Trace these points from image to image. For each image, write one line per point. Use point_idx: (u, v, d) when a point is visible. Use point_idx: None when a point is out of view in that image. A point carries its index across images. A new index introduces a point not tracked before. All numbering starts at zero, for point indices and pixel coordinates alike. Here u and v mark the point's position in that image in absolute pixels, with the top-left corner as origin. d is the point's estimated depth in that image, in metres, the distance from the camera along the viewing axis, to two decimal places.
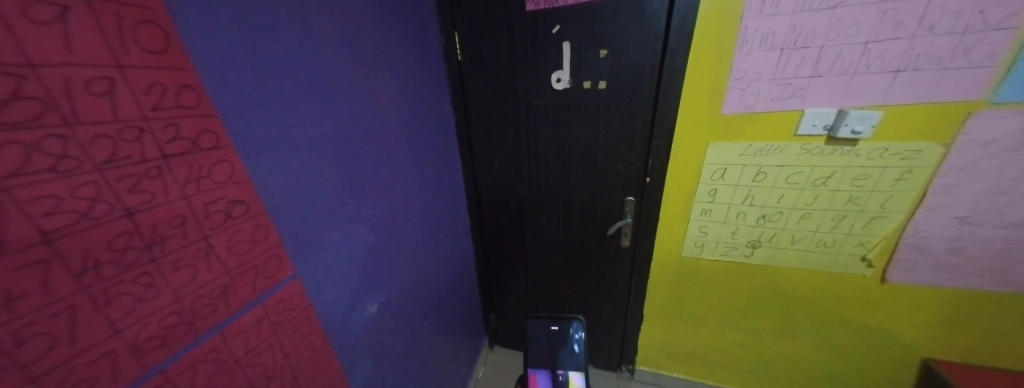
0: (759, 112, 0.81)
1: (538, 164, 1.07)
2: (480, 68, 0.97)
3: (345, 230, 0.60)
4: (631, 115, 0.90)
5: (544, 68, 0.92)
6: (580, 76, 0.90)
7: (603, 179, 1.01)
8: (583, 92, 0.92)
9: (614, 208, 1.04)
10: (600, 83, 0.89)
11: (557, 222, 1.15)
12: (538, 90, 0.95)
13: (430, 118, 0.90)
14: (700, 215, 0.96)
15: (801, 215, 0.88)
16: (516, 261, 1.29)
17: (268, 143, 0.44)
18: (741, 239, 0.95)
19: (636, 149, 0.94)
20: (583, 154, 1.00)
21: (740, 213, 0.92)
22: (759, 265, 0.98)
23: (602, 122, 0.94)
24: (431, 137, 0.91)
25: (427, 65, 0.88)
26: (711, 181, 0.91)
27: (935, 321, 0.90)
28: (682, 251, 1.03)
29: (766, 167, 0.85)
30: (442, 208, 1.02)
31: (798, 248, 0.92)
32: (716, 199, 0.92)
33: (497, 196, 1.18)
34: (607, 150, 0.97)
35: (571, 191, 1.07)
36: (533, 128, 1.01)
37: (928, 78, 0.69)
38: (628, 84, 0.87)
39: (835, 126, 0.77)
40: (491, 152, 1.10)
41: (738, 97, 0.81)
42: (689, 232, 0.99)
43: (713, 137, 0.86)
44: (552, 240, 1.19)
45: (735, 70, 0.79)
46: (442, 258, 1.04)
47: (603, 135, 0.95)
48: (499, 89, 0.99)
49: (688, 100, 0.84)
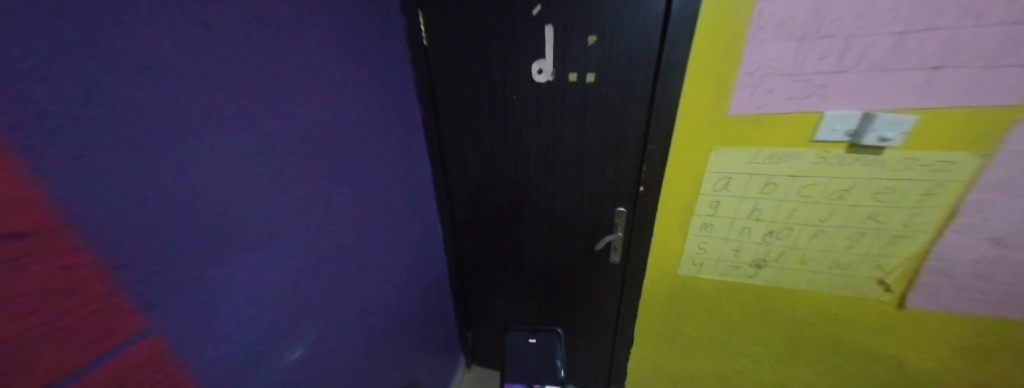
0: (772, 113, 0.69)
1: (517, 169, 0.94)
2: (450, 56, 0.83)
3: (257, 259, 0.45)
4: (622, 114, 0.78)
5: (524, 57, 0.78)
6: (566, 66, 0.77)
7: (591, 187, 0.89)
8: (569, 86, 0.79)
9: (604, 219, 0.91)
10: (588, 75, 0.76)
11: (539, 233, 1.02)
12: (517, 83, 0.82)
13: (388, 113, 0.76)
14: (699, 230, 0.84)
15: (812, 233, 0.78)
16: (494, 275, 1.16)
17: (98, 137, 0.28)
18: (745, 257, 0.84)
19: (629, 153, 0.81)
20: (568, 157, 0.87)
21: (745, 228, 0.81)
22: (764, 287, 0.87)
23: (590, 121, 0.81)
24: (388, 136, 0.77)
25: (385, 48, 0.73)
26: (713, 192, 0.79)
27: (956, 350, 0.81)
28: (678, 269, 0.91)
29: (776, 177, 0.74)
30: (404, 219, 0.88)
31: (809, 269, 0.82)
32: (718, 212, 0.81)
33: (473, 203, 1.04)
34: (595, 153, 0.84)
35: (554, 199, 0.95)
36: (512, 127, 0.88)
37: (971, 77, 0.58)
38: (622, 78, 0.75)
39: (859, 131, 0.65)
40: (466, 154, 0.96)
41: (748, 95, 0.68)
42: (686, 248, 0.88)
43: (716, 141, 0.73)
44: (533, 253, 1.06)
45: (745, 63, 0.66)
46: (403, 275, 0.89)
47: (591, 136, 0.83)
48: (473, 81, 0.85)
49: (689, 98, 0.72)
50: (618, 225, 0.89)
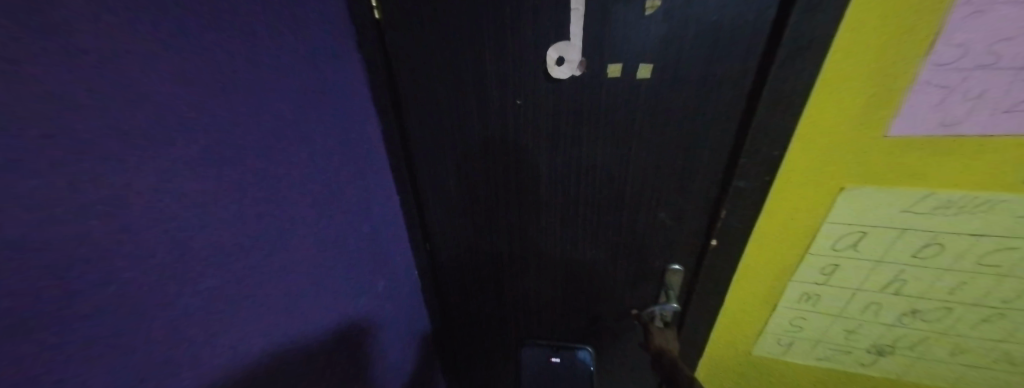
0: (969, 136, 0.39)
1: (523, 205, 0.65)
2: (416, 35, 0.51)
3: None
4: (693, 131, 0.49)
5: (535, 38, 0.48)
6: (604, 54, 0.47)
7: (632, 234, 0.61)
8: (609, 85, 0.49)
9: (652, 278, 0.65)
10: (642, 68, 0.47)
11: (553, 288, 0.74)
12: (525, 81, 0.51)
13: (317, 130, 0.46)
14: (796, 302, 0.56)
15: (982, 316, 0.50)
16: (490, 334, 0.88)
17: None
18: (863, 341, 0.57)
19: (697, 189, 0.54)
20: (600, 193, 0.59)
21: (870, 304, 0.53)
22: (881, 380, 0.60)
23: (637, 141, 0.53)
24: (319, 166, 0.47)
25: (303, 19, 0.42)
26: (830, 252, 0.50)
27: None
28: (755, 349, 0.64)
29: (944, 236, 0.46)
30: (353, 284, 0.58)
31: (958, 362, 0.55)
32: (833, 281, 0.53)
33: (461, 248, 0.75)
34: (642, 188, 0.56)
35: (576, 247, 0.67)
36: (516, 147, 0.58)
37: None
38: (701, 73, 0.45)
39: None
40: (448, 185, 0.66)
41: (934, 105, 0.38)
42: (772, 325, 0.60)
43: (853, 179, 0.45)
44: (544, 311, 0.78)
45: (943, 48, 0.36)
46: (357, 364, 0.61)
47: (637, 163, 0.54)
48: (454, 75, 0.53)
49: (819, 107, 0.42)
50: (671, 288, 0.62)
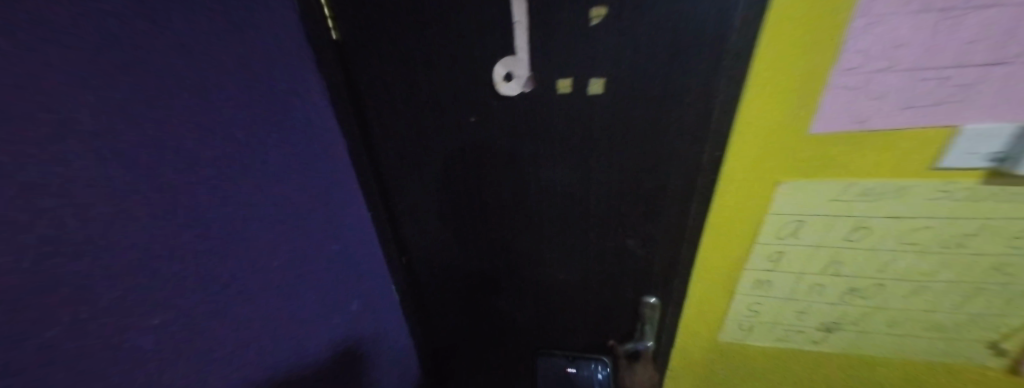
0: (877, 130, 0.44)
1: (500, 223, 0.66)
2: (367, 52, 0.52)
3: None
4: (654, 154, 0.52)
5: (486, 55, 0.49)
6: (557, 73, 0.49)
7: (602, 250, 0.63)
8: (565, 103, 0.51)
9: (627, 293, 0.67)
10: (594, 84, 0.49)
11: (534, 307, 0.76)
12: (491, 102, 0.53)
13: (272, 150, 0.46)
14: (750, 289, 0.60)
15: (912, 290, 0.55)
16: (473, 351, 0.88)
17: None
18: (812, 320, 0.62)
19: (665, 210, 0.56)
20: (571, 214, 0.61)
21: (815, 286, 0.58)
22: (833, 355, 0.65)
23: (601, 163, 0.55)
24: (272, 182, 0.46)
25: (256, 45, 0.42)
26: (775, 241, 0.54)
27: None
28: (719, 336, 0.67)
29: (868, 220, 0.50)
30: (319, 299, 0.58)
31: (896, 333, 0.60)
32: (779, 267, 0.57)
33: (442, 265, 0.75)
34: (612, 211, 0.59)
35: (553, 268, 0.68)
36: (490, 168, 0.60)
37: None
38: (653, 90, 0.47)
39: (1012, 155, 0.42)
40: (425, 203, 0.67)
41: (844, 104, 0.43)
42: (731, 311, 0.64)
43: (786, 173, 0.49)
44: (526, 328, 0.80)
45: (846, 53, 0.40)
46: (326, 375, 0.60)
47: (604, 187, 0.57)
48: (417, 96, 0.55)
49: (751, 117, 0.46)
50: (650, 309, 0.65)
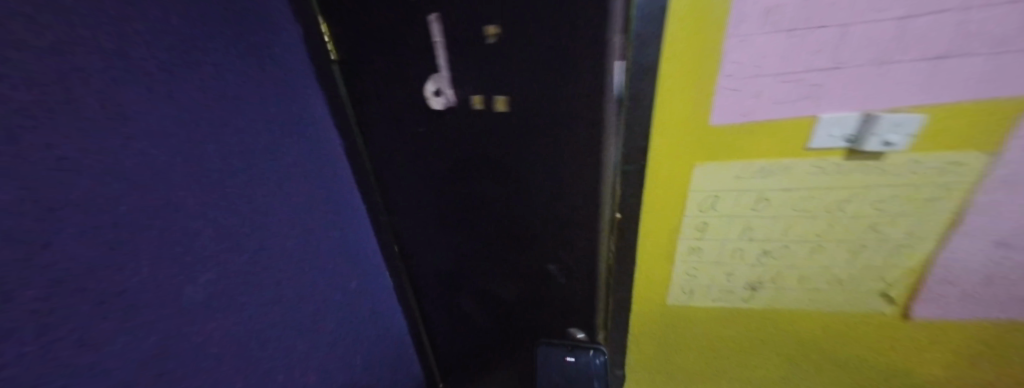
0: (760, 121, 0.57)
1: (454, 230, 0.69)
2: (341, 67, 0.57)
3: None
4: (562, 176, 0.52)
5: (415, 68, 0.51)
6: (473, 88, 0.50)
7: (532, 270, 0.66)
8: (481, 128, 0.53)
9: (560, 310, 0.70)
10: (498, 101, 0.49)
11: (490, 313, 0.78)
12: (429, 115, 0.55)
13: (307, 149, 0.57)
14: (686, 256, 0.73)
15: (812, 249, 0.68)
16: (455, 349, 0.92)
17: None
18: (739, 281, 0.74)
19: (580, 230, 0.57)
20: (508, 227, 0.63)
21: (736, 250, 0.70)
22: (761, 310, 0.77)
23: (525, 181, 0.56)
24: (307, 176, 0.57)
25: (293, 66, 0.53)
26: (699, 212, 0.67)
27: (958, 356, 0.75)
28: (666, 300, 0.79)
29: (767, 193, 0.63)
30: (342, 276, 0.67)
31: (807, 288, 0.73)
32: (706, 235, 0.69)
33: (423, 265, 0.79)
34: (539, 228, 0.60)
35: (499, 277, 0.71)
36: (438, 178, 0.63)
37: (979, 67, 0.50)
38: (552, 109, 0.47)
39: (860, 136, 0.56)
40: (405, 206, 0.70)
41: (732, 102, 0.56)
42: (674, 277, 0.76)
43: (698, 157, 0.62)
44: (486, 333, 0.82)
45: (727, 63, 0.53)
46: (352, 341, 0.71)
47: (528, 204, 0.58)
48: (389, 106, 0.58)
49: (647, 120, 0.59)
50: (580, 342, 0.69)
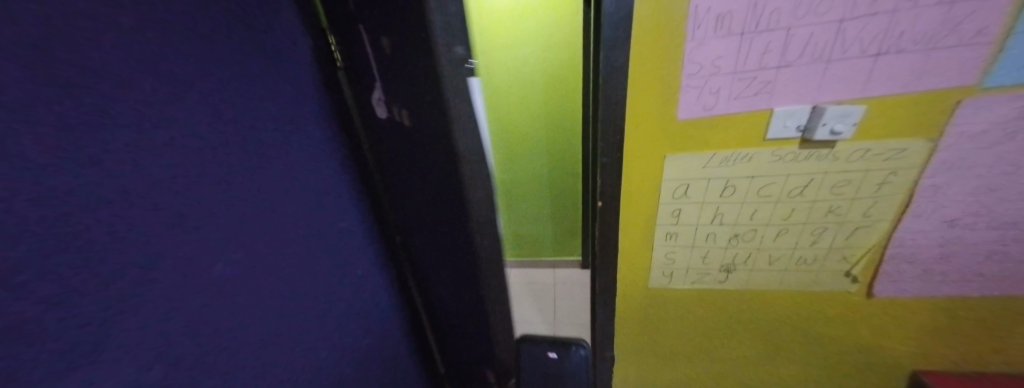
0: (721, 115, 0.64)
1: (417, 229, 0.74)
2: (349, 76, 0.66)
3: None
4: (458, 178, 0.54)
5: (364, 78, 0.58)
6: (393, 96, 0.56)
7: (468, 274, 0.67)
8: (405, 133, 0.58)
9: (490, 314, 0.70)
10: (404, 110, 0.55)
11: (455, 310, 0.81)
12: (378, 120, 0.62)
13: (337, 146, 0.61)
14: (664, 240, 0.79)
15: (778, 231, 0.74)
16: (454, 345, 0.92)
17: None
18: (714, 263, 0.80)
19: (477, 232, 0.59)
20: (445, 229, 0.65)
21: (709, 234, 0.76)
22: (736, 290, 0.83)
23: (441, 184, 0.58)
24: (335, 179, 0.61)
25: None
26: (672, 200, 0.73)
27: (923, 330, 0.80)
28: (648, 282, 0.86)
29: (733, 180, 0.69)
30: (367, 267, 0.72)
31: (777, 268, 0.78)
32: (680, 220, 0.76)
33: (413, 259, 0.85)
34: (459, 231, 0.61)
35: (445, 273, 0.75)
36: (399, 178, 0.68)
37: (912, 63, 0.56)
38: (434, 111, 0.50)
39: (811, 126, 0.62)
40: (389, 204, 0.77)
41: (695, 98, 0.63)
42: (653, 260, 0.82)
43: (669, 148, 0.68)
44: (461, 331, 0.84)
45: (688, 64, 0.60)
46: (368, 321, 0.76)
47: (447, 205, 0.60)
48: (363, 114, 0.65)
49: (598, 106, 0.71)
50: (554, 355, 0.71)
